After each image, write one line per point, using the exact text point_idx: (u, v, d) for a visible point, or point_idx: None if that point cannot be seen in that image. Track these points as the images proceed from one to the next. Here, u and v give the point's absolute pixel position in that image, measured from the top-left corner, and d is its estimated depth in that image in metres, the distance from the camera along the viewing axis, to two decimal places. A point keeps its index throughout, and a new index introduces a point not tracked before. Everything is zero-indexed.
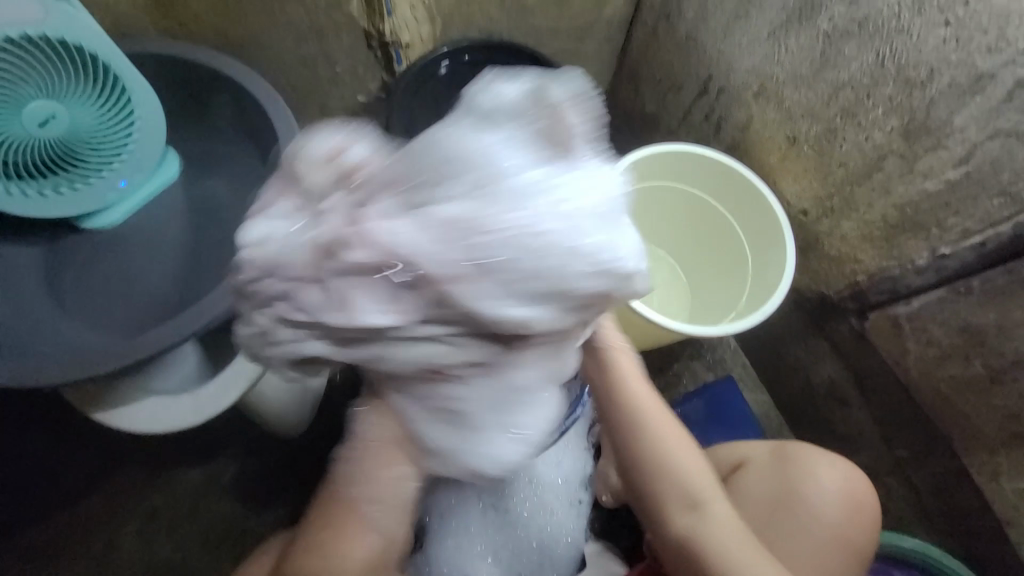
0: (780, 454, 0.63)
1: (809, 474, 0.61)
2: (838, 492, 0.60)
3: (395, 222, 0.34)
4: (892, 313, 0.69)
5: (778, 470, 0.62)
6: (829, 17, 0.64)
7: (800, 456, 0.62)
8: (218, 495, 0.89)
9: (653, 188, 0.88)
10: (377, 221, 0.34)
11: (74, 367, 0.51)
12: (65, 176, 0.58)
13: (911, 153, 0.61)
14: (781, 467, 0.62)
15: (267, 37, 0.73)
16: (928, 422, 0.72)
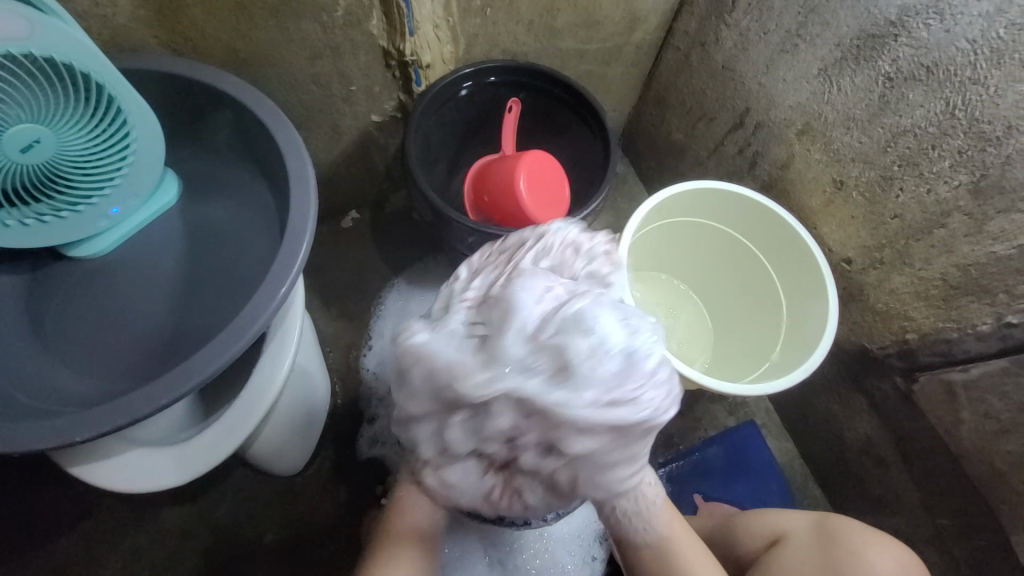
0: (822, 528, 0.65)
1: (856, 553, 0.61)
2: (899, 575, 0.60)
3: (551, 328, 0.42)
4: (946, 378, 0.65)
5: (823, 544, 0.63)
6: (892, 58, 0.60)
7: (847, 532, 0.63)
8: (205, 537, 0.83)
9: (684, 224, 0.82)
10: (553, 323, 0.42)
11: (49, 430, 0.45)
12: (49, 205, 0.53)
13: (980, 213, 0.57)
14: (827, 543, 0.63)
15: (279, 54, 0.68)
16: (976, 494, 0.67)
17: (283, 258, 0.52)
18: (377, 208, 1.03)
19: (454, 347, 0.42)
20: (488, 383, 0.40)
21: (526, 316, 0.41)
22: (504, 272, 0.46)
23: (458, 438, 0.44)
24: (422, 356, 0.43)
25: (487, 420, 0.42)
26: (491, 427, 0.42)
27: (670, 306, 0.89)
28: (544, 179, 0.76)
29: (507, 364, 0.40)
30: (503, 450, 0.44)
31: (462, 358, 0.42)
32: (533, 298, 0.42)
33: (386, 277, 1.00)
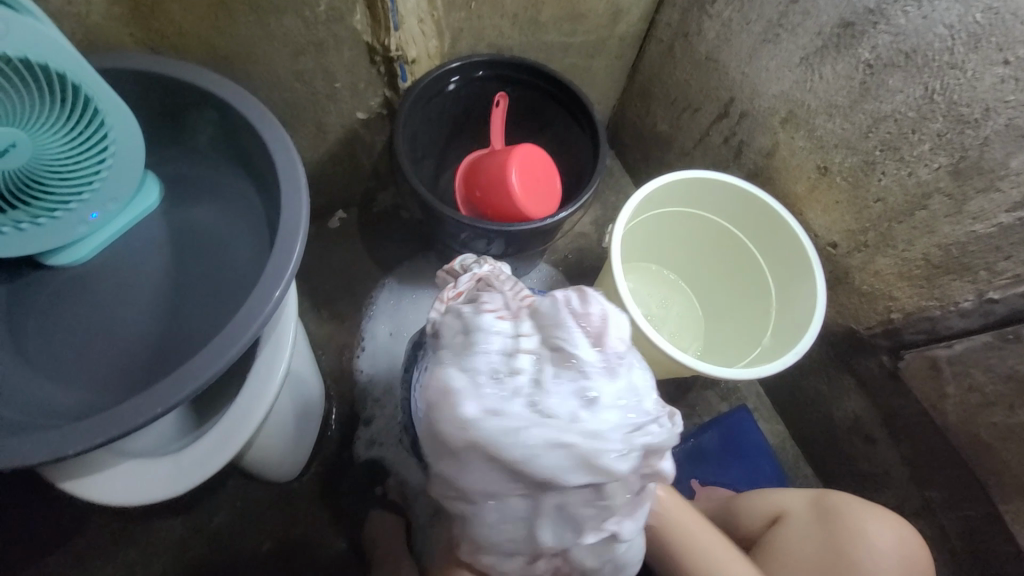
0: (820, 505, 0.67)
1: (856, 531, 0.63)
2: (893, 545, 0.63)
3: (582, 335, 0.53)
4: (931, 354, 0.67)
5: (823, 522, 0.65)
6: (872, 46, 0.62)
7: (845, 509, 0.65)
8: (201, 549, 0.81)
9: (674, 214, 0.83)
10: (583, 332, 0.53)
11: (39, 445, 0.44)
12: (25, 211, 0.50)
13: (961, 193, 0.59)
14: (828, 520, 0.65)
15: (261, 52, 0.66)
16: (962, 464, 0.69)
17: (277, 260, 0.51)
18: (365, 207, 1.02)
19: (540, 421, 0.46)
20: (602, 456, 0.47)
21: (593, 379, 0.49)
22: (552, 336, 0.50)
23: (551, 524, 0.49)
24: (523, 442, 0.46)
25: (590, 494, 0.48)
26: (591, 498, 0.49)
27: (662, 296, 0.91)
28: (535, 173, 0.76)
29: (600, 430, 0.47)
30: (595, 530, 0.50)
31: (561, 433, 0.46)
32: (595, 363, 0.49)
33: (376, 277, 0.99)
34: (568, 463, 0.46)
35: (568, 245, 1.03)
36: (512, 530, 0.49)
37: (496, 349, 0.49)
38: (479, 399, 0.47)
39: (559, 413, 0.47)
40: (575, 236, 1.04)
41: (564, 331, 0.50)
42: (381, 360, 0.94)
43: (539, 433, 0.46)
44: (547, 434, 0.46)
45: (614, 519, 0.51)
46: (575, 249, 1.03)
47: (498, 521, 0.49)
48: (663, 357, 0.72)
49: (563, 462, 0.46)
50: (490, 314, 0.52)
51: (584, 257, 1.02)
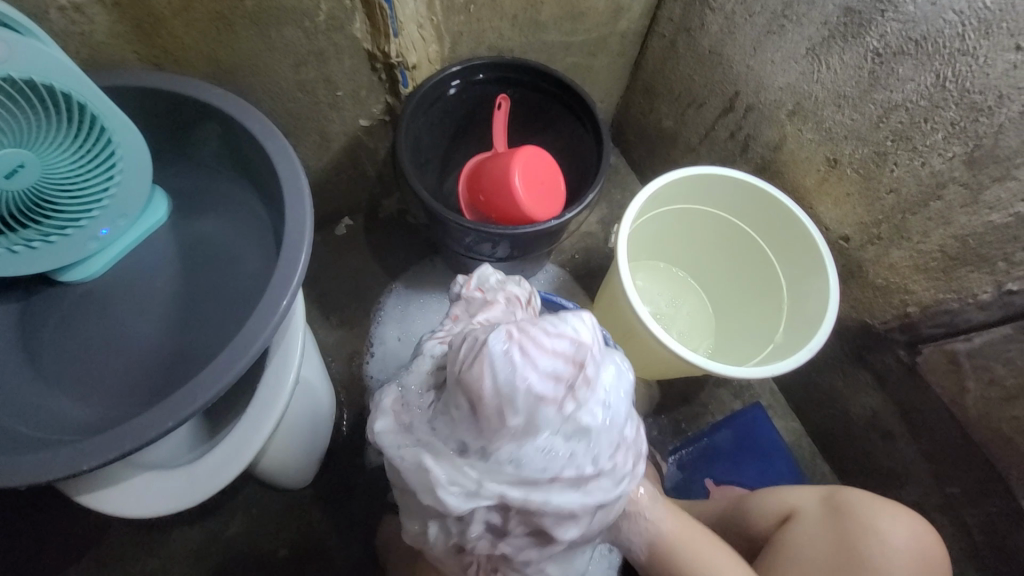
0: (831, 502, 0.65)
1: (869, 528, 0.62)
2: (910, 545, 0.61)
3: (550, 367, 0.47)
4: (950, 348, 0.66)
5: (835, 522, 0.63)
6: (880, 34, 0.60)
7: (859, 508, 0.63)
8: (218, 557, 0.82)
9: (680, 211, 0.82)
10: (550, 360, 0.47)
11: (54, 462, 0.44)
12: (36, 230, 0.51)
13: (977, 183, 0.58)
14: (840, 519, 0.63)
15: (262, 63, 0.67)
16: (985, 461, 0.68)
17: (282, 271, 0.51)
18: (371, 213, 1.02)
19: (421, 447, 0.50)
20: (461, 499, 0.48)
21: (481, 429, 0.46)
22: (450, 374, 0.48)
23: (437, 530, 0.52)
24: (401, 458, 0.50)
25: (463, 517, 0.50)
26: (462, 522, 0.50)
27: (671, 294, 0.90)
28: (538, 175, 0.76)
29: (475, 471, 0.48)
30: (485, 546, 0.52)
31: (433, 462, 0.48)
32: (484, 416, 0.45)
33: (383, 282, 0.99)
34: (436, 491, 0.48)
35: (574, 245, 1.03)
36: (417, 522, 0.55)
37: (422, 367, 0.55)
38: (386, 415, 0.52)
39: (439, 444, 0.49)
40: (582, 236, 1.04)
41: (461, 377, 0.46)
42: (390, 366, 0.94)
43: (415, 458, 0.49)
44: (421, 460, 0.49)
45: (509, 539, 0.51)
46: (582, 249, 1.02)
47: (410, 512, 0.55)
48: (674, 357, 0.71)
49: (422, 485, 0.49)
50: (436, 341, 0.56)
51: (591, 256, 1.01)
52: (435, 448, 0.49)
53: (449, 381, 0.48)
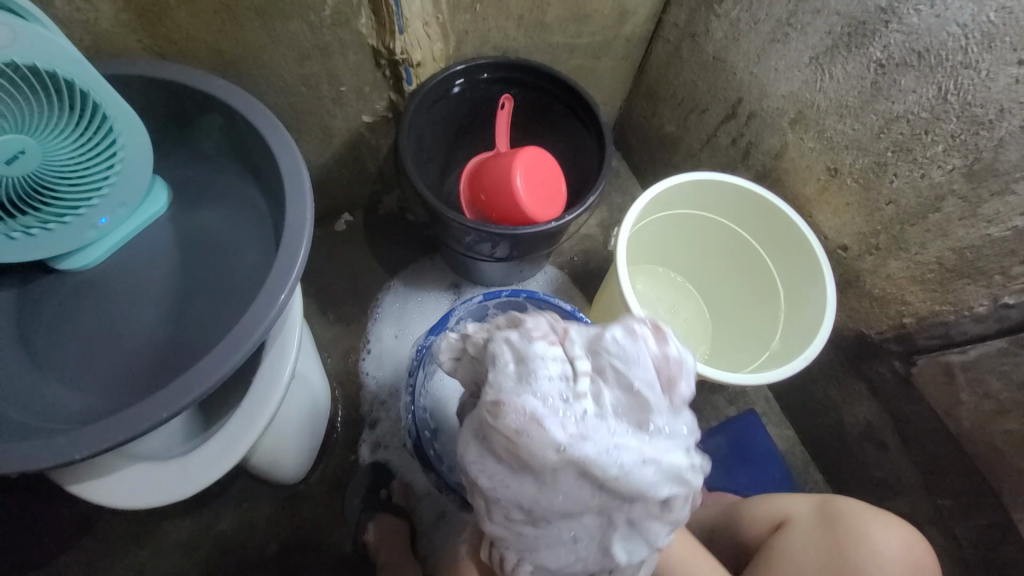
0: (825, 510, 0.65)
1: (859, 536, 0.62)
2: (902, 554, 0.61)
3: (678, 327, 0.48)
4: (944, 360, 0.66)
5: (826, 529, 0.64)
6: (883, 45, 0.60)
7: (850, 517, 0.64)
8: (209, 550, 0.82)
9: (680, 216, 0.83)
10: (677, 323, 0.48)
11: (47, 450, 0.44)
12: (35, 217, 0.51)
13: (975, 196, 0.58)
14: (831, 527, 0.64)
15: (266, 56, 0.67)
16: (977, 473, 0.68)
17: (281, 265, 0.51)
18: (371, 209, 1.02)
19: (635, 450, 0.41)
20: (689, 476, 0.43)
21: (681, 405, 0.44)
22: (639, 361, 0.42)
23: (623, 538, 0.45)
24: (615, 466, 0.40)
25: (666, 508, 0.44)
26: (666, 512, 0.44)
27: (670, 299, 0.90)
28: (540, 176, 0.76)
29: (687, 453, 0.43)
30: (661, 544, 0.46)
31: (654, 455, 0.41)
32: (687, 390, 0.43)
33: (382, 279, 0.99)
34: (667, 484, 0.42)
35: (574, 247, 1.03)
36: (582, 542, 0.45)
37: (557, 371, 0.41)
38: (559, 429, 0.40)
39: (642, 437, 0.41)
40: (581, 239, 1.04)
41: (636, 362, 0.42)
42: (386, 363, 0.94)
43: (633, 457, 0.41)
44: (640, 459, 0.41)
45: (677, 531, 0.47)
46: (581, 252, 1.02)
47: (569, 537, 0.45)
48: None
49: (657, 481, 0.42)
50: (540, 340, 0.43)
51: (590, 259, 1.02)
52: (643, 442, 0.41)
53: (638, 368, 0.42)
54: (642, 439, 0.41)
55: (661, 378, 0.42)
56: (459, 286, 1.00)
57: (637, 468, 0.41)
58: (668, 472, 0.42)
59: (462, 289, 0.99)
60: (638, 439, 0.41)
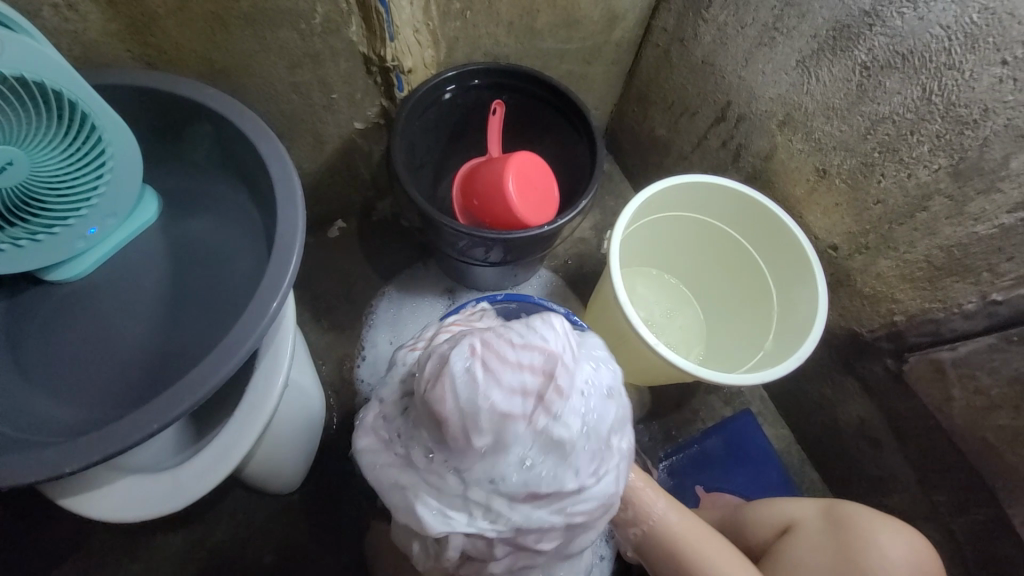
0: (831, 514, 0.66)
1: (866, 541, 0.62)
2: (910, 562, 0.61)
3: (520, 382, 0.43)
4: (936, 357, 0.67)
5: (833, 535, 0.64)
6: (867, 47, 0.61)
7: (858, 522, 0.64)
8: (202, 562, 0.81)
9: (671, 219, 0.83)
10: (521, 376, 0.43)
11: (35, 464, 0.43)
12: (24, 227, 0.50)
13: (962, 195, 0.59)
14: (839, 532, 0.64)
15: (257, 65, 0.67)
16: (970, 469, 0.69)
17: (273, 273, 0.51)
18: (364, 216, 1.02)
19: (402, 464, 0.48)
20: (438, 515, 0.46)
21: (460, 449, 0.44)
22: (422, 393, 0.46)
23: (419, 543, 0.52)
24: (376, 477, 0.50)
25: (441, 539, 0.48)
26: (447, 543, 0.49)
27: (664, 301, 0.91)
28: (532, 180, 0.76)
29: (452, 485, 0.46)
30: (472, 568, 0.51)
31: (412, 475, 0.47)
32: (453, 433, 0.43)
33: (375, 286, 0.99)
34: (412, 513, 0.47)
35: (568, 250, 1.03)
36: (399, 529, 0.54)
37: (399, 373, 0.54)
38: (365, 430, 0.52)
39: (416, 457, 0.47)
40: (574, 242, 1.04)
41: (427, 397, 0.44)
42: (380, 370, 0.93)
43: (392, 475, 0.49)
44: (398, 479, 0.48)
45: (494, 564, 0.49)
46: (574, 255, 1.02)
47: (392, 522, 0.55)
48: (665, 364, 0.71)
49: (405, 501, 0.47)
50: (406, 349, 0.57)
51: (584, 262, 1.02)
52: (410, 462, 0.48)
53: (422, 401, 0.45)
54: (410, 467, 0.48)
55: (437, 422, 0.44)
56: (453, 291, 0.99)
57: (394, 486, 0.48)
58: (400, 500, 0.48)
59: (457, 294, 0.99)
60: (397, 464, 0.49)
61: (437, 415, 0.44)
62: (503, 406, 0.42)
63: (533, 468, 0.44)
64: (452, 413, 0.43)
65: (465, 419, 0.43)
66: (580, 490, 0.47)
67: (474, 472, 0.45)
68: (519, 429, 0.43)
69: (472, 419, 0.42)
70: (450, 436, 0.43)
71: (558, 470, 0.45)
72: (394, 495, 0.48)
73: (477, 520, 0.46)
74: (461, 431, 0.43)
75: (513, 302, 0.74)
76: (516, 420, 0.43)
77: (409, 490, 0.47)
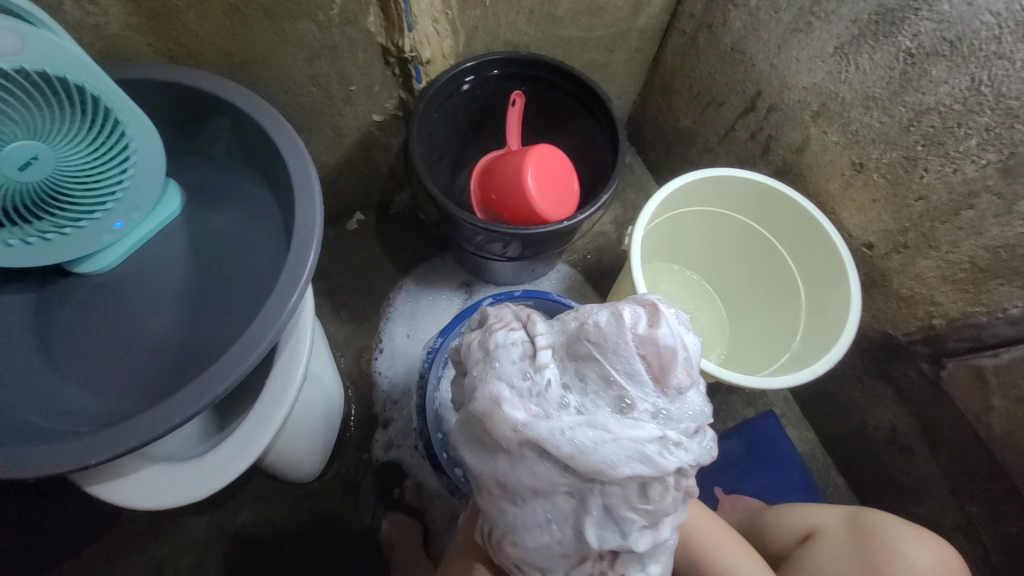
0: (856, 523, 0.63)
1: (892, 551, 0.60)
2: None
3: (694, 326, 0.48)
4: (976, 363, 0.63)
5: (857, 544, 0.62)
6: (912, 34, 0.58)
7: (883, 532, 0.61)
8: (226, 545, 0.83)
9: (696, 213, 0.80)
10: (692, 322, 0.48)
11: (63, 454, 0.45)
12: (51, 221, 0.51)
13: (1011, 192, 0.55)
14: (863, 541, 0.62)
15: (275, 57, 0.66)
16: (1007, 482, 0.65)
17: (290, 268, 0.51)
18: (382, 208, 1.02)
19: (592, 424, 0.42)
20: (661, 458, 0.42)
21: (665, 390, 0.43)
22: (619, 349, 0.43)
23: (595, 527, 0.44)
24: (573, 442, 0.41)
25: (642, 496, 0.43)
26: (644, 500, 0.43)
27: (687, 298, 0.88)
28: (552, 173, 0.75)
29: (653, 432, 0.42)
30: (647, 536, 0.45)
31: (612, 430, 0.42)
32: (674, 374, 0.42)
33: (393, 279, 0.99)
34: (633, 463, 0.41)
35: (587, 244, 1.01)
36: (558, 527, 0.44)
37: (519, 352, 0.46)
38: (520, 405, 0.43)
39: (604, 414, 0.43)
40: (594, 236, 1.02)
41: (628, 350, 0.43)
42: (397, 363, 0.94)
43: (588, 436, 0.42)
44: (601, 437, 0.42)
45: (666, 521, 0.45)
46: (594, 249, 1.01)
47: (543, 522, 0.44)
48: None
49: (614, 456, 0.41)
50: (502, 328, 0.48)
51: (604, 257, 1.00)
52: (603, 419, 0.42)
53: (619, 355, 0.43)
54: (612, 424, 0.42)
55: (653, 367, 0.43)
56: (471, 284, 0.99)
57: (598, 443, 0.41)
58: (615, 453, 0.41)
59: (474, 288, 0.99)
60: (589, 425, 0.42)
61: (657, 360, 0.43)
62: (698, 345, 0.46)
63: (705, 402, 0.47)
64: (673, 354, 0.43)
65: (681, 359, 0.43)
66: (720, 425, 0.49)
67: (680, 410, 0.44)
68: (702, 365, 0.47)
69: (687, 358, 0.44)
70: (669, 377, 0.43)
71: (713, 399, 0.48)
72: (599, 454, 0.41)
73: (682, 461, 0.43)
74: (678, 369, 0.43)
75: (532, 299, 0.73)
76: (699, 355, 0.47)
77: (620, 445, 0.42)
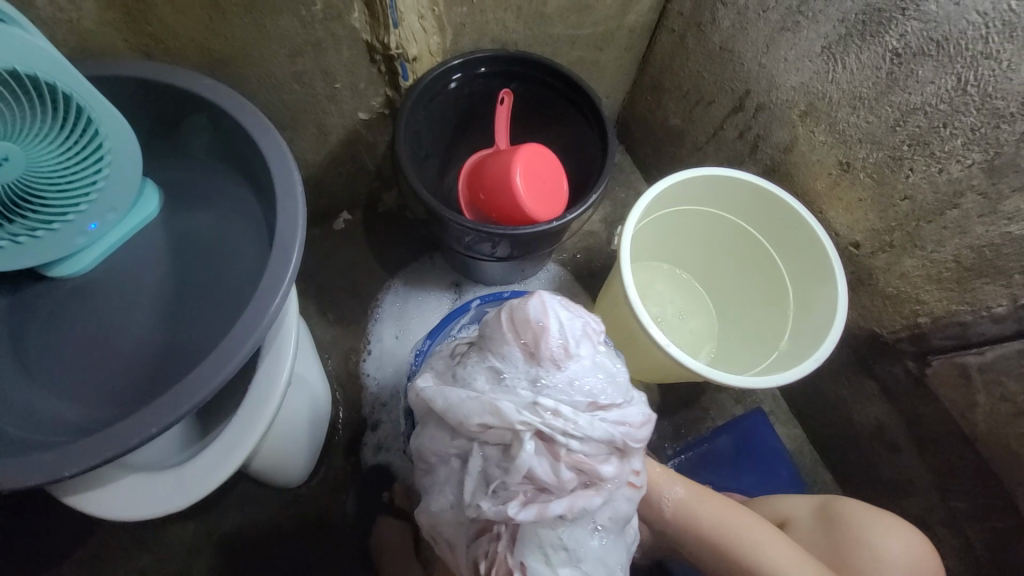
0: (822, 513, 0.65)
1: (855, 539, 0.61)
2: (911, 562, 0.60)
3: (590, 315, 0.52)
4: (960, 361, 0.64)
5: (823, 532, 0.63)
6: (900, 33, 0.58)
7: (847, 518, 0.63)
8: (211, 553, 0.81)
9: (683, 211, 0.80)
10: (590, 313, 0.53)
11: (38, 465, 0.43)
12: (22, 224, 0.49)
13: (996, 192, 0.56)
14: (828, 530, 0.63)
15: (257, 54, 0.65)
16: (990, 477, 0.66)
17: (272, 272, 0.50)
18: (370, 208, 1.00)
19: (465, 386, 0.49)
20: (514, 413, 0.45)
21: (537, 360, 0.48)
22: (493, 328, 0.51)
23: (473, 484, 0.48)
24: (444, 398, 0.49)
25: (506, 457, 0.46)
26: (508, 463, 0.46)
27: (676, 297, 0.88)
28: (542, 174, 0.74)
29: (521, 395, 0.46)
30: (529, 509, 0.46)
31: (479, 390, 0.48)
32: (539, 343, 0.48)
33: (381, 279, 0.97)
34: (486, 416, 0.46)
35: (576, 244, 1.01)
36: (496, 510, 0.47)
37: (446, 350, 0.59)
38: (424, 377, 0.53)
39: (478, 380, 0.49)
40: (583, 235, 1.02)
41: (500, 323, 0.50)
42: (385, 365, 0.92)
43: (458, 392, 0.48)
44: (467, 394, 0.48)
45: (556, 501, 0.46)
46: (583, 249, 1.00)
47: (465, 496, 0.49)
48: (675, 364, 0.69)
49: (476, 410, 0.46)
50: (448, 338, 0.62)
51: (594, 256, 1.00)
52: (476, 382, 0.49)
53: (492, 334, 0.50)
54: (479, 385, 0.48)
55: (520, 336, 0.49)
56: (460, 285, 0.98)
57: (461, 398, 0.48)
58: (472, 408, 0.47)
59: (463, 288, 0.98)
60: (461, 386, 0.49)
61: (524, 330, 0.49)
62: (581, 326, 0.50)
63: (591, 382, 0.48)
64: (539, 324, 0.48)
65: (547, 331, 0.48)
66: (620, 413, 0.49)
67: (547, 378, 0.47)
68: (590, 347, 0.50)
69: (558, 330, 0.49)
70: (534, 346, 0.48)
71: (609, 384, 0.49)
72: (460, 406, 0.47)
73: (547, 428, 0.45)
74: (544, 342, 0.48)
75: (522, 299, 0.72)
76: (587, 337, 0.50)
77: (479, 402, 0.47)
